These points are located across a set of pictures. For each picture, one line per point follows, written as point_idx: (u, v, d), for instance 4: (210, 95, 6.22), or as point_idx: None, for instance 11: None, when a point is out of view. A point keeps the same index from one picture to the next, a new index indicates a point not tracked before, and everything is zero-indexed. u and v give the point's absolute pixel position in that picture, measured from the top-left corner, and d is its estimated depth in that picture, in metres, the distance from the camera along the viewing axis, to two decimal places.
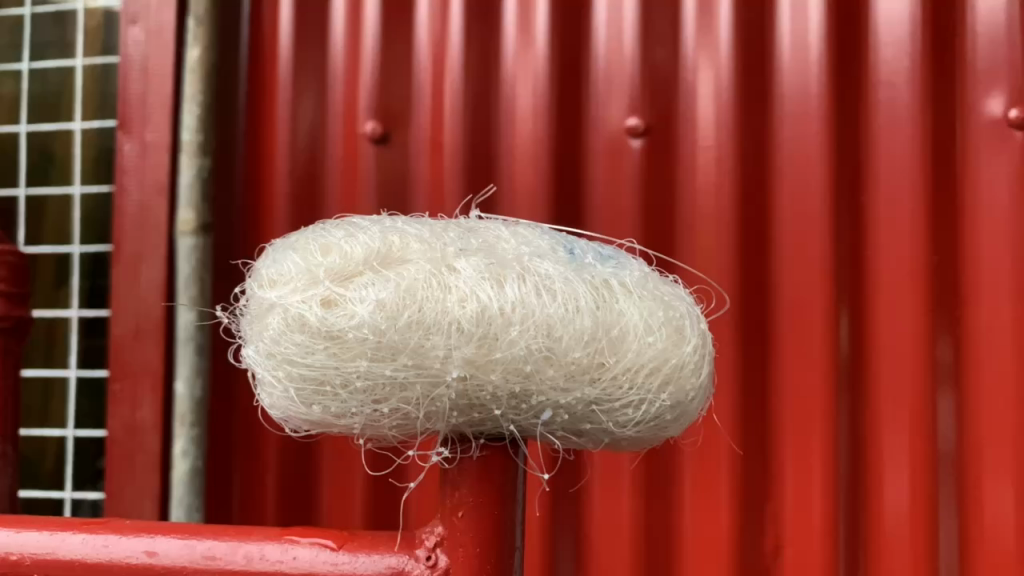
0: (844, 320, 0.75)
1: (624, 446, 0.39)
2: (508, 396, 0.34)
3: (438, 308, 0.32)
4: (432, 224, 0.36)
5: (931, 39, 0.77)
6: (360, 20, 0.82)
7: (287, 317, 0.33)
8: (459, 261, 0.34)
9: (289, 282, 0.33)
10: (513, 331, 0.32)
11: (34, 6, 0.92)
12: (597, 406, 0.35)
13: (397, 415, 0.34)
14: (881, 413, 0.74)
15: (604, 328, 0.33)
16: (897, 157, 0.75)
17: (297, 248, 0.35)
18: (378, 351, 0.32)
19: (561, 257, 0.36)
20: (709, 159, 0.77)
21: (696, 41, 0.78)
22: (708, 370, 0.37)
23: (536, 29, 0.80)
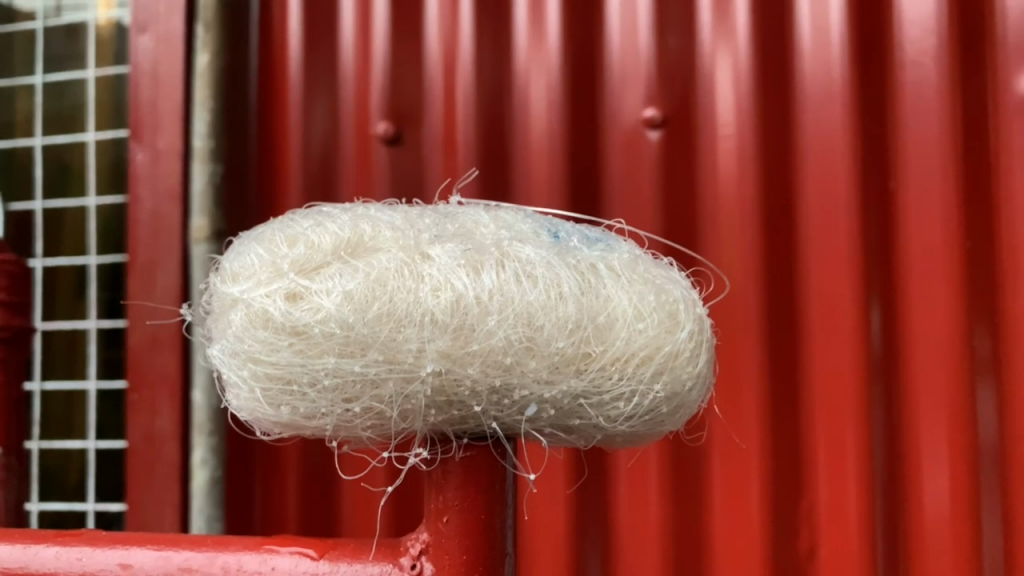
0: (875, 311, 0.72)
1: (619, 442, 0.37)
2: (488, 391, 0.32)
3: (410, 298, 0.30)
4: (407, 211, 0.35)
5: (958, 15, 0.73)
6: (370, 20, 0.81)
7: (250, 312, 0.31)
8: (433, 249, 0.32)
9: (253, 275, 0.32)
10: (490, 320, 0.30)
11: (46, 20, 0.93)
12: (585, 400, 0.33)
13: (371, 414, 0.32)
14: (917, 407, 0.71)
15: (590, 315, 0.32)
16: (925, 138, 0.72)
17: (263, 240, 0.33)
18: (346, 345, 0.30)
19: (544, 241, 0.34)
20: (729, 148, 0.75)
21: (713, 28, 0.76)
22: (707, 357, 0.35)
23: (547, 21, 0.78)
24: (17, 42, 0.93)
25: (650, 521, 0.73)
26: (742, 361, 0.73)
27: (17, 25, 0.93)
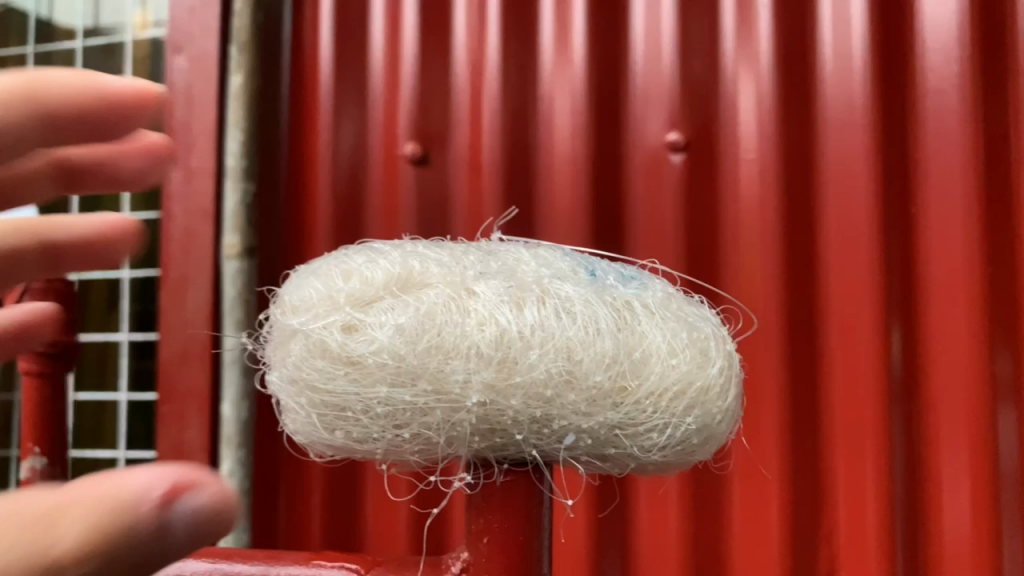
0: (895, 335, 0.73)
1: (651, 471, 0.38)
2: (529, 421, 0.33)
3: (458, 332, 0.32)
4: (453, 248, 0.36)
5: (980, 42, 0.74)
6: (398, 44, 0.83)
7: (310, 343, 0.33)
8: (478, 285, 0.34)
9: (312, 308, 0.34)
10: (533, 354, 0.32)
11: (86, 40, 0.95)
12: (620, 431, 0.34)
13: (419, 441, 0.34)
14: (938, 432, 0.71)
15: (626, 350, 0.33)
16: (947, 164, 0.73)
17: (319, 274, 0.35)
18: (398, 376, 0.32)
19: (582, 279, 0.35)
20: (751, 173, 0.76)
21: (736, 52, 0.77)
22: (735, 392, 0.37)
23: (572, 45, 0.79)
24: (56, 60, 0.96)
25: (669, 540, 0.74)
26: (762, 382, 0.74)
27: (57, 45, 0.96)
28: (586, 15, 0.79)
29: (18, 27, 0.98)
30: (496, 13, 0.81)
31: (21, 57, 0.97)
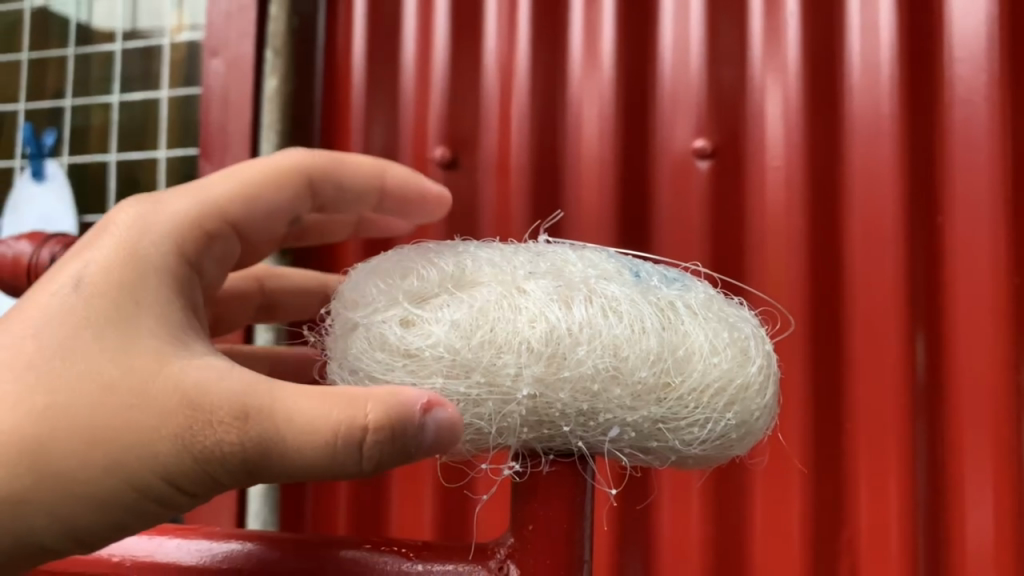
0: (921, 343, 0.73)
1: (691, 465, 0.39)
2: (576, 413, 0.34)
3: (509, 328, 0.33)
4: (504, 249, 0.38)
5: (1009, 53, 0.74)
6: (430, 50, 0.84)
7: (371, 337, 0.35)
8: (528, 284, 0.35)
9: (373, 305, 0.36)
10: (581, 350, 0.33)
11: (124, 43, 0.96)
12: (664, 424, 0.35)
13: (470, 431, 0.35)
14: (961, 439, 0.72)
15: (670, 348, 0.34)
16: (974, 175, 0.73)
17: (378, 274, 0.37)
18: (452, 368, 0.34)
19: (627, 279, 0.36)
20: (778, 180, 0.76)
21: (764, 60, 0.78)
22: (773, 390, 0.38)
23: (601, 51, 0.80)
24: (94, 62, 0.97)
25: (691, 542, 0.75)
26: (787, 387, 0.74)
27: (94, 46, 0.97)
28: (615, 23, 0.81)
29: (59, 30, 0.99)
30: (527, 20, 0.82)
31: (62, 59, 0.99)
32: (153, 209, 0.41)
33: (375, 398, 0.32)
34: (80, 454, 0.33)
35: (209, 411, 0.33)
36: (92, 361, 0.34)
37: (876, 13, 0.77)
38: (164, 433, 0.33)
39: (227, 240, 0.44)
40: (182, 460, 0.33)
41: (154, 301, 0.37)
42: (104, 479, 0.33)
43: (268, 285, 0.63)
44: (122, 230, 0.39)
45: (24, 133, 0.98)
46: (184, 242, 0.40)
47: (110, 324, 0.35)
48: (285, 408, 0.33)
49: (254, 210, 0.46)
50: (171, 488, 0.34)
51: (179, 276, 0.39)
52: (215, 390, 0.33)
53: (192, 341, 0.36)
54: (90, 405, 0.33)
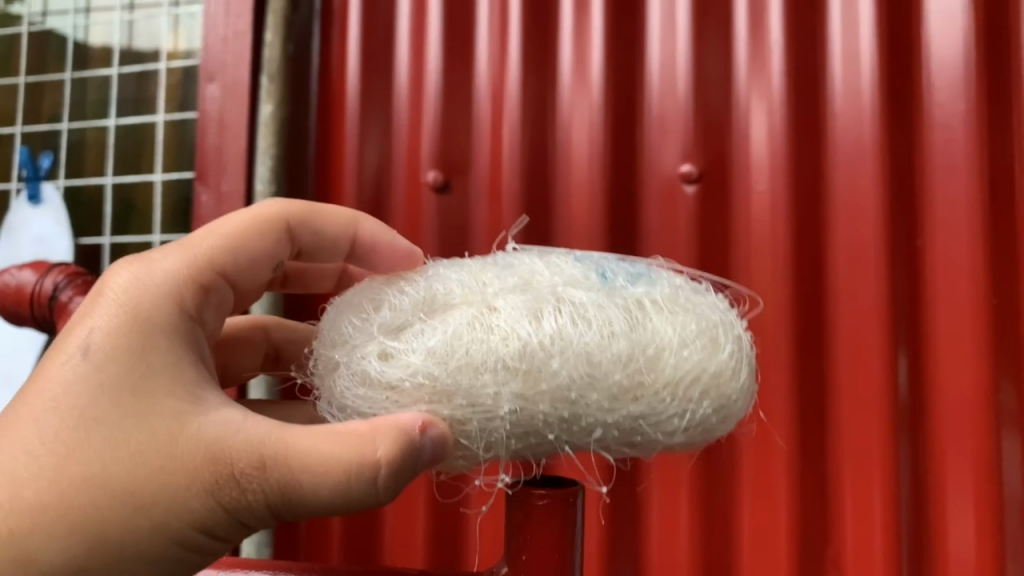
0: (903, 361, 0.75)
1: (678, 452, 0.40)
2: (559, 421, 0.36)
3: (484, 348, 0.34)
4: (472, 266, 0.40)
5: (984, 79, 0.77)
6: (422, 72, 0.86)
7: (352, 373, 0.37)
8: (497, 301, 0.36)
9: (351, 343, 0.38)
10: (554, 362, 0.34)
11: (121, 67, 0.97)
12: (643, 420, 0.36)
13: (460, 451, 0.37)
14: (941, 454, 0.73)
15: (640, 347, 0.35)
16: (954, 199, 0.75)
17: (356, 311, 0.40)
18: (433, 394, 0.35)
19: (593, 284, 0.38)
20: (763, 202, 0.78)
21: (749, 82, 0.80)
22: (747, 370, 0.39)
23: (591, 73, 0.82)
24: (91, 84, 0.98)
25: (680, 559, 0.76)
26: (772, 404, 0.76)
27: (91, 70, 0.98)
28: (604, 46, 0.82)
29: (56, 53, 1.00)
30: (518, 44, 0.84)
31: (59, 82, 1.00)
32: (144, 272, 0.41)
33: (384, 437, 0.34)
34: (119, 516, 0.34)
35: (228, 462, 0.35)
36: (108, 428, 0.35)
37: (858, 38, 0.79)
38: (192, 489, 0.35)
39: (221, 291, 0.44)
40: (212, 509, 0.35)
41: (162, 361, 0.37)
42: (144, 539, 0.35)
43: (275, 334, 0.59)
44: (119, 296, 0.39)
45: (21, 156, 0.99)
46: (180, 297, 0.41)
47: (120, 387, 0.36)
48: (302, 455, 0.34)
49: (238, 259, 0.45)
50: (204, 537, 0.36)
51: (185, 331, 0.40)
52: (231, 442, 0.35)
53: (203, 392, 0.37)
54: (112, 470, 0.35)
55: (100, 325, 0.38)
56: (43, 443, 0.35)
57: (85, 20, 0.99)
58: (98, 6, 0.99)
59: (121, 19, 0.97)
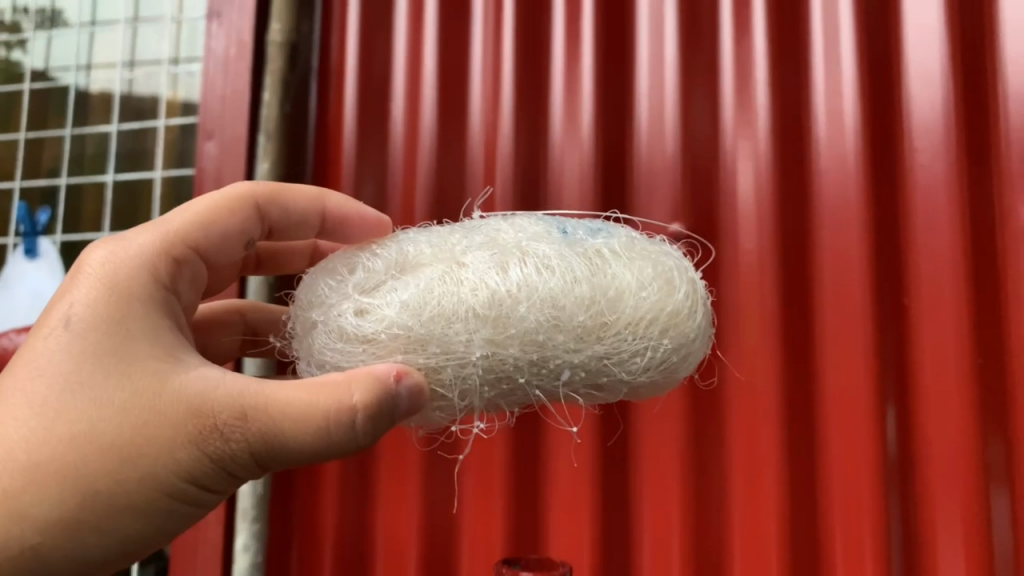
0: (890, 412, 0.72)
1: (643, 394, 0.47)
2: (529, 364, 0.42)
3: (455, 299, 0.41)
4: (441, 231, 0.46)
5: (964, 110, 0.74)
6: (417, 123, 0.86)
7: (330, 330, 0.43)
8: (467, 258, 0.43)
9: (325, 304, 0.44)
10: (521, 308, 0.41)
11: (120, 124, 0.98)
12: (608, 360, 0.43)
13: (439, 398, 0.43)
14: (932, 496, 0.70)
15: (601, 291, 0.42)
16: (935, 240, 0.72)
17: (330, 275, 0.46)
18: (409, 343, 0.42)
19: (555, 237, 0.44)
20: (750, 242, 0.76)
21: (736, 128, 0.78)
22: (702, 312, 0.46)
23: (582, 114, 0.80)
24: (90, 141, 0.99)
25: None
26: (762, 445, 0.73)
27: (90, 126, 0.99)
28: (593, 87, 0.81)
29: (56, 109, 1.01)
30: (509, 89, 0.83)
31: (60, 138, 1.01)
32: (119, 248, 0.43)
33: (359, 384, 0.37)
34: (108, 475, 0.37)
35: (210, 413, 0.37)
36: (92, 390, 0.37)
37: (840, 68, 0.76)
38: (177, 441, 0.37)
39: (194, 265, 0.47)
40: (198, 460, 0.37)
41: (140, 326, 0.39)
42: (134, 490, 0.37)
43: (250, 316, 0.61)
44: (96, 270, 0.41)
45: (18, 212, 1.00)
46: (156, 268, 0.43)
47: (101, 352, 0.38)
48: (282, 403, 0.37)
49: (210, 235, 0.48)
50: (193, 488, 0.38)
51: (163, 302, 0.42)
52: (213, 394, 0.37)
53: (182, 354, 0.39)
54: (99, 428, 0.37)
55: (79, 299, 0.40)
56: (33, 407, 0.37)
57: (86, 77, 1.00)
58: (98, 63, 1.00)
59: (121, 77, 0.99)
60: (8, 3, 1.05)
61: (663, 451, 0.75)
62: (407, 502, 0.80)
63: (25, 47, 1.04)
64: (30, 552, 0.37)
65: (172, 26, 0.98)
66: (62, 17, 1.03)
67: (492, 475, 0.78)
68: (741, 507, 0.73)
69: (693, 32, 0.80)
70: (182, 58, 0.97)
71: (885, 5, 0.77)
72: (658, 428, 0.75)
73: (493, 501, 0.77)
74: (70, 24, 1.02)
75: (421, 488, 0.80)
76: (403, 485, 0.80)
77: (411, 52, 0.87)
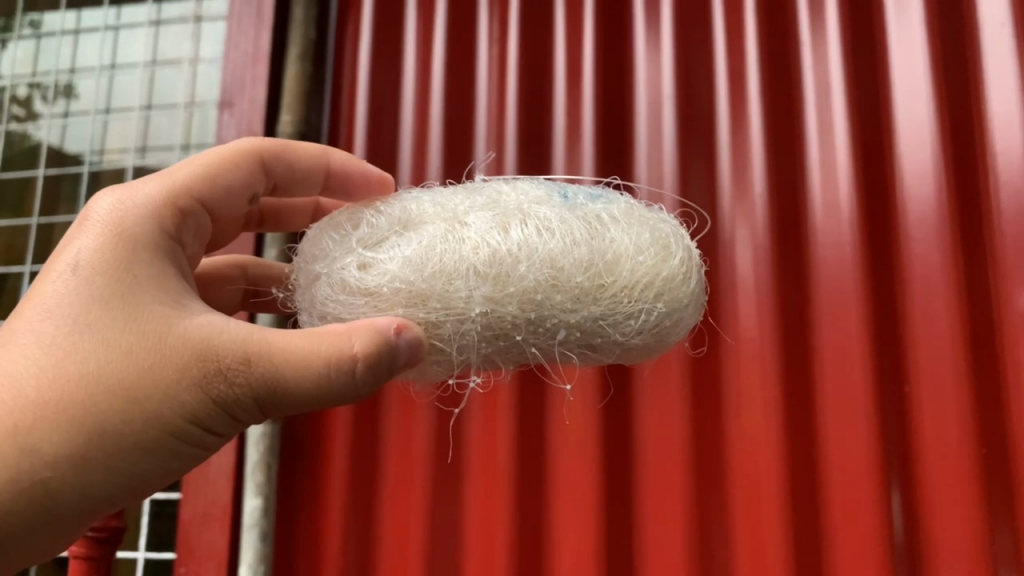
0: (896, 497, 0.67)
1: (636, 358, 0.48)
2: (526, 322, 0.44)
3: (457, 258, 0.43)
4: (444, 192, 0.48)
5: (950, 148, 0.72)
6: (423, 176, 0.80)
7: (333, 282, 0.45)
8: (469, 218, 0.45)
9: (331, 257, 0.46)
10: (521, 267, 0.42)
11: None
12: (603, 321, 0.44)
13: (436, 353, 0.44)
14: (934, 529, 0.66)
15: (599, 254, 0.43)
16: (928, 281, 0.69)
17: (334, 231, 0.47)
18: (410, 298, 0.43)
19: (556, 202, 0.46)
20: (747, 274, 0.72)
21: (732, 203, 0.74)
22: (696, 280, 0.47)
23: (582, 170, 0.77)
24: None
25: None
26: (765, 489, 0.69)
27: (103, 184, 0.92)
28: (594, 139, 0.77)
29: (69, 177, 0.93)
30: (513, 143, 0.78)
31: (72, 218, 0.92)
32: (126, 195, 0.43)
33: (360, 335, 0.39)
34: (115, 413, 0.37)
35: (216, 356, 0.38)
36: (99, 330, 0.38)
37: (829, 102, 0.74)
38: (182, 382, 0.38)
39: (198, 216, 0.47)
40: (204, 403, 0.38)
41: (146, 272, 0.40)
42: (140, 431, 0.38)
43: (253, 271, 0.60)
44: (103, 218, 0.41)
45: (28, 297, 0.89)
46: (162, 217, 0.43)
47: (110, 294, 0.39)
48: (286, 351, 0.38)
49: (214, 185, 0.48)
50: (198, 430, 0.39)
51: (167, 250, 0.42)
52: (219, 338, 0.38)
53: (186, 300, 0.40)
54: (107, 367, 0.37)
55: (87, 243, 0.40)
56: (42, 346, 0.38)
57: (99, 158, 0.93)
58: (110, 148, 0.93)
59: (133, 162, 0.91)
60: (26, 87, 0.98)
61: (669, 479, 0.70)
62: (409, 534, 0.74)
63: (38, 127, 0.96)
64: (41, 487, 0.37)
65: (185, 113, 0.92)
66: (78, 102, 0.95)
67: (494, 533, 0.72)
68: (743, 549, 0.68)
69: (689, 63, 0.78)
70: (194, 145, 0.90)
71: (871, 32, 0.75)
72: (659, 477, 0.70)
73: (497, 541, 0.72)
74: (87, 110, 0.95)
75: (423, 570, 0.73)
76: (405, 512, 0.74)
77: (421, 67, 0.82)
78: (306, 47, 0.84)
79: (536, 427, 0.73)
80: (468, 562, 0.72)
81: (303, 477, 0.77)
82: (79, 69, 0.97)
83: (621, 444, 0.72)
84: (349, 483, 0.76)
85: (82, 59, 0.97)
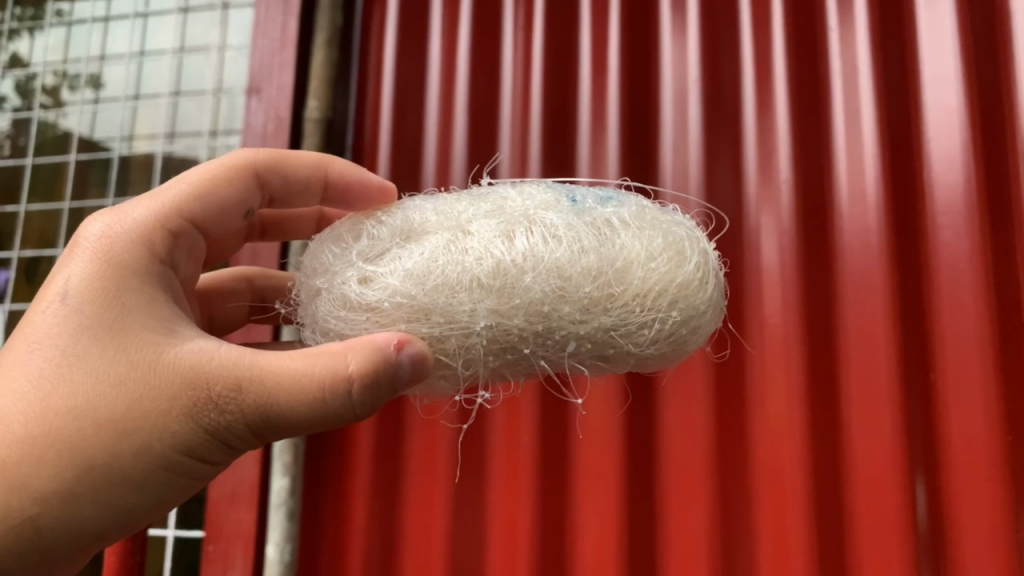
0: (920, 487, 0.67)
1: (652, 366, 0.48)
2: (534, 334, 0.44)
3: (460, 269, 0.43)
4: (449, 199, 0.48)
5: (981, 136, 0.70)
6: (448, 162, 0.80)
7: (336, 298, 0.45)
8: (472, 226, 0.45)
9: (331, 271, 0.47)
10: (526, 278, 0.43)
11: (163, 177, 0.92)
12: (614, 331, 0.44)
13: (443, 367, 0.45)
14: (960, 520, 0.65)
15: (608, 262, 0.44)
16: (956, 271, 0.68)
17: (335, 243, 0.48)
18: (413, 312, 0.43)
19: (563, 207, 0.46)
20: (772, 262, 0.72)
21: (758, 191, 0.73)
22: (713, 284, 0.47)
23: (607, 158, 0.76)
24: (133, 184, 0.93)
25: None
26: (787, 477, 0.69)
27: (134, 170, 0.93)
28: (620, 126, 0.76)
29: (98, 164, 0.94)
30: (537, 128, 0.78)
31: (101, 203, 0.93)
32: (117, 219, 0.44)
33: (356, 354, 0.39)
34: (104, 447, 0.38)
35: (206, 385, 0.39)
36: (90, 362, 0.39)
37: (858, 87, 0.73)
38: (173, 413, 0.39)
39: (191, 237, 0.48)
40: (194, 431, 0.39)
41: (137, 300, 0.41)
42: (131, 465, 0.39)
43: (259, 284, 0.61)
44: (92, 244, 0.42)
45: None
46: (152, 243, 0.44)
47: (101, 325, 0.40)
48: (275, 375, 0.39)
49: (208, 205, 0.49)
50: (190, 458, 0.40)
51: (160, 276, 0.43)
52: (208, 367, 0.39)
53: (178, 328, 0.41)
54: (96, 400, 0.38)
55: (77, 272, 0.41)
56: (30, 379, 0.39)
57: (129, 147, 0.94)
58: (139, 135, 0.94)
59: (162, 149, 0.92)
60: (55, 76, 0.99)
61: (691, 467, 0.70)
62: (433, 522, 0.75)
63: (67, 115, 0.97)
64: (30, 523, 0.39)
65: (212, 100, 0.92)
66: (107, 89, 0.96)
67: (518, 516, 0.73)
68: (765, 539, 0.68)
69: (716, 48, 0.77)
70: (221, 131, 0.91)
71: (900, 17, 0.74)
72: (683, 465, 0.70)
73: (520, 524, 0.73)
74: (116, 97, 0.96)
75: (446, 550, 0.74)
76: (429, 496, 0.75)
77: (446, 55, 0.82)
78: (332, 33, 0.84)
79: (560, 416, 0.74)
80: (491, 547, 0.73)
81: (330, 460, 0.78)
82: (108, 57, 0.97)
83: (643, 434, 0.72)
84: (375, 469, 0.77)
85: (111, 46, 0.97)
